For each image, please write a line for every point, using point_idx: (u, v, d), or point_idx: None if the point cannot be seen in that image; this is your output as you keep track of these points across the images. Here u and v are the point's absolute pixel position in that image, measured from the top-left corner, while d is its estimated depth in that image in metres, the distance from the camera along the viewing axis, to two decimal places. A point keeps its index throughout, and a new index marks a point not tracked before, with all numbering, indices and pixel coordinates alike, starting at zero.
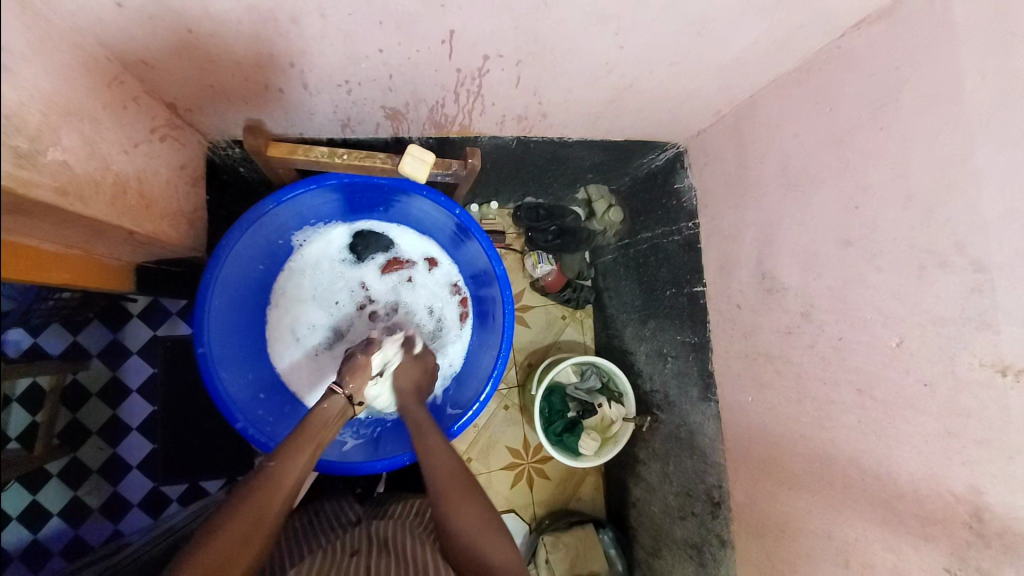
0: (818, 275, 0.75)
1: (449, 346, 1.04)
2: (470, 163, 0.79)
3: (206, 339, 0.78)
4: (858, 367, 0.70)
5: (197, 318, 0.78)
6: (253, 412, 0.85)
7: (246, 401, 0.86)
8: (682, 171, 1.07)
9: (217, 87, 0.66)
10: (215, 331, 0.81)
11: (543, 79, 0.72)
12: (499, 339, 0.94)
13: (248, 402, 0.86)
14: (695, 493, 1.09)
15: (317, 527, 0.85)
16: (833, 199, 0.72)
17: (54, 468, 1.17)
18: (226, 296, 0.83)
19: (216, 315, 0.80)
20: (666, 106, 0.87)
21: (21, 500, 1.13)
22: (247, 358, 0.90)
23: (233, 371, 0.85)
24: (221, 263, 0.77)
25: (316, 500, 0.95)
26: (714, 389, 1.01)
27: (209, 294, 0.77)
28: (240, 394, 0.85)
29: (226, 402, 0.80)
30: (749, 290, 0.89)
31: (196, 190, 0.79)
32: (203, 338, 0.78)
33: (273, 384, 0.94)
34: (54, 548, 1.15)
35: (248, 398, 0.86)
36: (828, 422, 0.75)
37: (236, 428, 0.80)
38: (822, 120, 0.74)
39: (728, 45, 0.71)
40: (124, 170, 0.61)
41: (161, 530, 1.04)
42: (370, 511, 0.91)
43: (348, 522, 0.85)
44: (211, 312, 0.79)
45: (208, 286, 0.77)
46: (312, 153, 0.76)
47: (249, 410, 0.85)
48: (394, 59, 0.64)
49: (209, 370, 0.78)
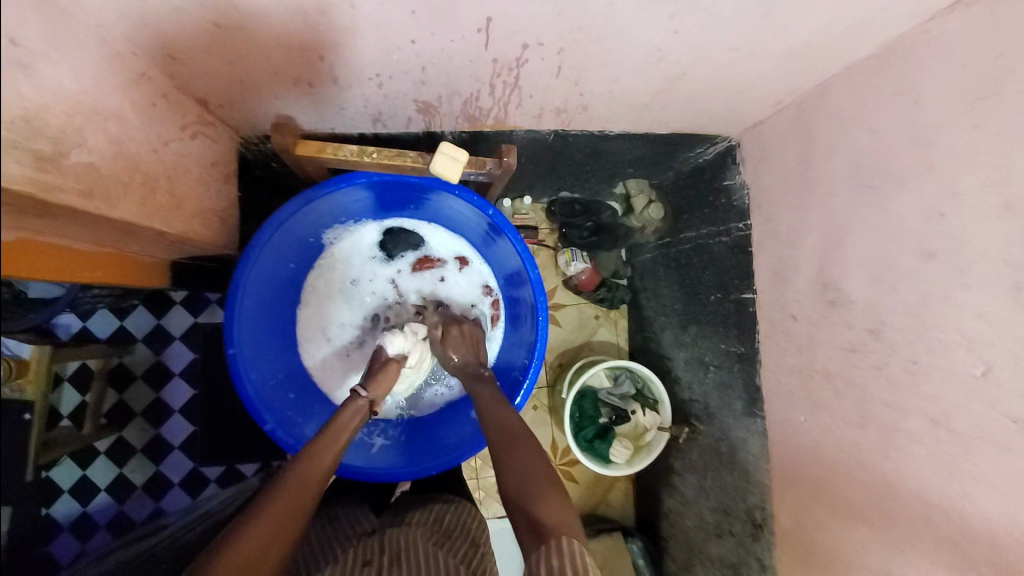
0: (892, 288, 0.67)
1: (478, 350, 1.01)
2: (505, 162, 0.75)
3: (236, 339, 0.78)
4: (934, 395, 0.62)
5: (227, 318, 0.77)
6: (284, 413, 0.85)
7: (278, 401, 0.86)
8: (734, 166, 0.98)
9: (247, 83, 0.64)
10: (246, 332, 0.81)
11: (586, 68, 0.67)
12: (531, 347, 0.90)
13: (279, 402, 0.86)
14: (734, 510, 1.03)
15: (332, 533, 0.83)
16: (915, 204, 0.63)
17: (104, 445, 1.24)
18: (257, 295, 0.83)
19: (246, 316, 0.80)
20: (720, 97, 0.79)
21: (73, 473, 1.23)
22: (277, 359, 0.89)
23: (264, 372, 0.85)
24: (252, 263, 0.77)
25: (339, 501, 0.94)
26: (761, 405, 0.94)
27: (240, 293, 0.77)
28: (271, 394, 0.85)
29: (255, 403, 0.80)
30: (807, 300, 0.81)
31: (228, 187, 0.78)
32: (233, 339, 0.78)
33: (304, 385, 0.93)
34: (101, 521, 1.22)
35: (278, 399, 0.86)
36: (895, 452, 0.67)
37: (265, 430, 0.80)
38: (905, 114, 0.65)
39: (798, 29, 0.63)
40: (152, 169, 0.59)
41: (199, 515, 1.06)
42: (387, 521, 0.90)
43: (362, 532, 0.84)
44: (241, 312, 0.79)
45: (238, 286, 0.77)
46: (341, 152, 0.72)
47: (279, 411, 0.84)
48: (427, 50, 0.60)
49: (239, 371, 0.78)
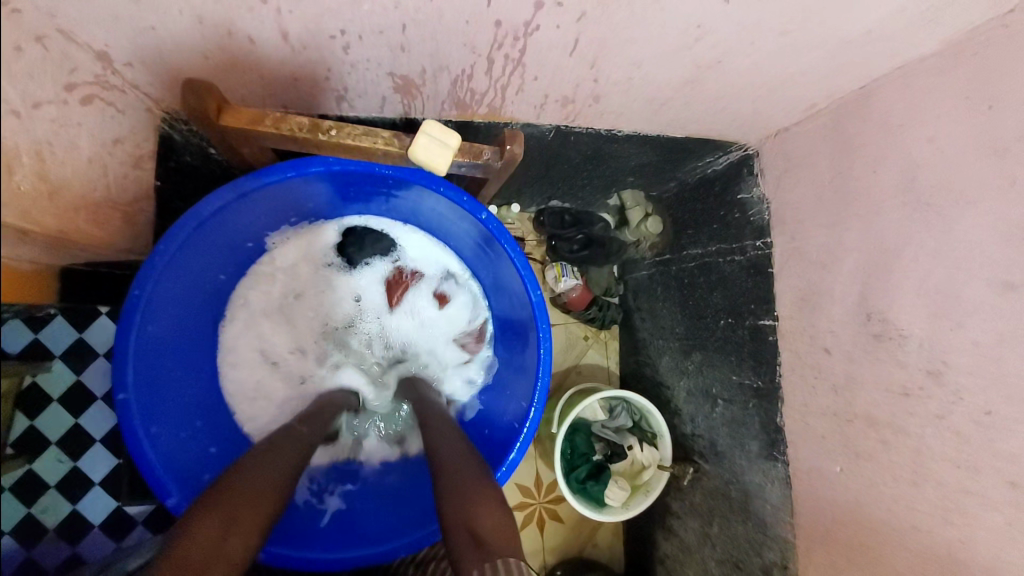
0: (960, 323, 0.56)
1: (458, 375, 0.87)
2: (509, 150, 0.61)
3: (127, 383, 0.62)
4: (1020, 453, 0.51)
5: (115, 357, 0.60)
6: (195, 476, 0.69)
7: (187, 456, 0.69)
8: (749, 178, 0.87)
9: (162, 31, 0.49)
10: (144, 371, 0.64)
11: (609, 45, 0.54)
12: (530, 380, 0.76)
13: (187, 458, 0.69)
14: (747, 565, 0.90)
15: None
16: (993, 224, 0.53)
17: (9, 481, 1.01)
18: (164, 321, 0.66)
19: (144, 351, 0.64)
20: (750, 96, 0.69)
21: None
22: (190, 401, 0.72)
23: (169, 419, 0.68)
24: (151, 282, 0.60)
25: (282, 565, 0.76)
26: (782, 448, 0.82)
27: (134, 322, 0.60)
28: (176, 448, 0.68)
29: (153, 466, 0.63)
30: (846, 331, 0.70)
31: (143, 174, 0.60)
32: (124, 382, 0.62)
33: (225, 433, 0.76)
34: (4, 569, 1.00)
35: (186, 456, 0.69)
36: (963, 519, 0.56)
37: (166, 499, 0.63)
38: (976, 119, 0.55)
39: (862, 12, 0.53)
40: (12, 141, 0.40)
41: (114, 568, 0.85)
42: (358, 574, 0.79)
43: None
44: (136, 344, 0.62)
45: (133, 309, 0.60)
46: (286, 125, 0.57)
47: (188, 473, 0.68)
48: (410, 2, 0.46)
49: (130, 423, 0.62)
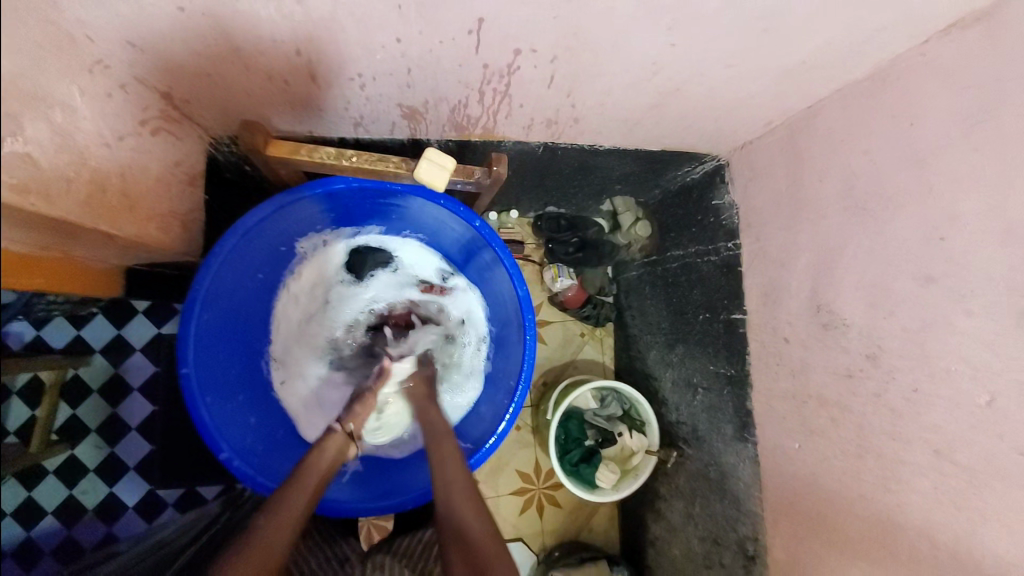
0: (889, 313, 0.65)
1: (461, 368, 0.97)
2: (494, 171, 0.72)
3: (190, 359, 0.72)
4: (937, 424, 0.60)
5: (181, 336, 0.71)
6: (242, 440, 0.79)
7: (237, 425, 0.80)
8: (722, 186, 0.97)
9: (216, 77, 0.60)
10: (202, 350, 0.75)
11: (579, 78, 0.64)
12: (518, 360, 0.85)
13: (238, 425, 0.80)
14: (724, 540, 0.98)
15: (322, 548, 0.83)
16: (912, 227, 0.62)
17: (53, 464, 1.14)
18: (218, 310, 0.77)
19: (203, 332, 0.74)
20: (712, 115, 0.78)
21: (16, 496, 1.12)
22: (238, 376, 0.83)
23: (221, 392, 0.78)
24: (210, 274, 0.71)
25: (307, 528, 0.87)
26: (752, 430, 0.91)
27: (196, 308, 0.71)
28: (228, 416, 0.78)
29: (210, 430, 0.74)
30: (800, 322, 0.79)
31: (194, 190, 0.72)
32: (187, 358, 0.72)
33: (266, 406, 0.87)
34: (47, 547, 1.12)
35: (236, 423, 0.79)
36: (895, 484, 0.64)
37: (220, 458, 0.74)
38: (899, 136, 0.64)
39: (794, 46, 0.62)
40: (102, 165, 0.52)
41: (154, 540, 0.96)
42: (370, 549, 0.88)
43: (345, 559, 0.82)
44: (197, 329, 0.73)
45: (196, 298, 0.71)
46: (316, 154, 0.69)
47: (236, 437, 0.78)
48: (413, 51, 0.57)
49: (193, 394, 0.72)
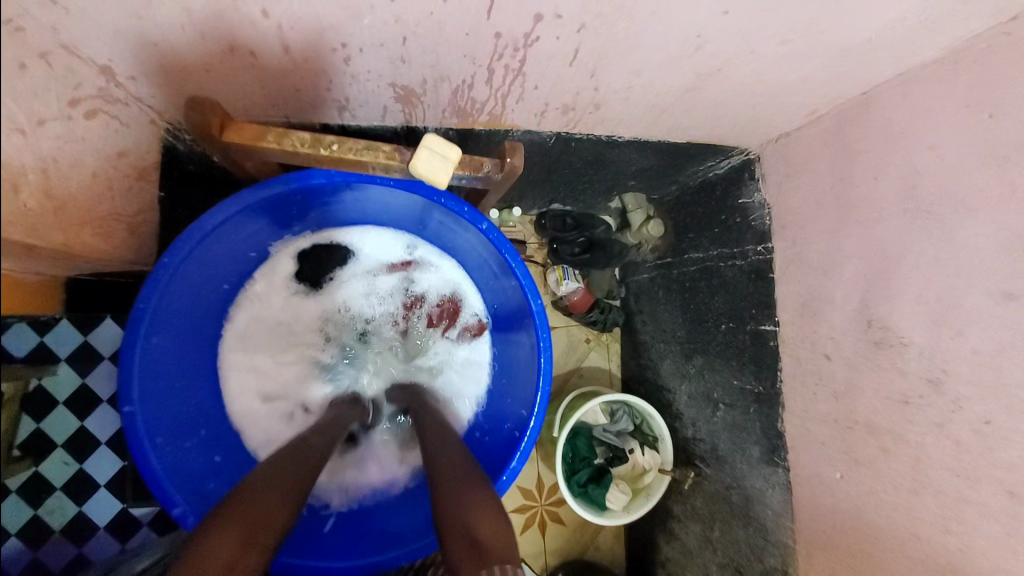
0: (959, 333, 0.56)
1: (463, 358, 0.89)
2: (507, 165, 0.62)
3: (132, 394, 0.62)
4: (1016, 462, 0.52)
5: (122, 367, 0.61)
6: (198, 486, 0.69)
7: (192, 469, 0.70)
8: (751, 183, 0.87)
9: (163, 47, 0.50)
10: (150, 383, 0.65)
11: (607, 56, 0.55)
12: (533, 350, 0.76)
13: (192, 470, 0.70)
14: (747, 569, 0.90)
15: None
16: (995, 233, 0.53)
17: (13, 486, 0.97)
18: (169, 334, 0.67)
19: (150, 360, 0.64)
20: (751, 102, 0.69)
21: None
22: (194, 410, 0.73)
23: (174, 431, 0.69)
24: (155, 293, 0.61)
25: None
26: (782, 454, 0.83)
27: (141, 331, 0.61)
28: (182, 459, 0.69)
29: (157, 477, 0.64)
30: (847, 338, 0.70)
31: (144, 185, 0.61)
32: (130, 394, 0.62)
33: (231, 443, 0.77)
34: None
35: (192, 467, 0.70)
36: (961, 526, 0.57)
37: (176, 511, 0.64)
38: (980, 126, 0.54)
39: (863, 19, 0.53)
40: (14, 163, 0.39)
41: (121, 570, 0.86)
42: None
43: None
44: (142, 357, 0.63)
45: (140, 321, 0.61)
46: (287, 142, 0.57)
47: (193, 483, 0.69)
48: (410, 16, 0.47)
49: (137, 435, 0.62)
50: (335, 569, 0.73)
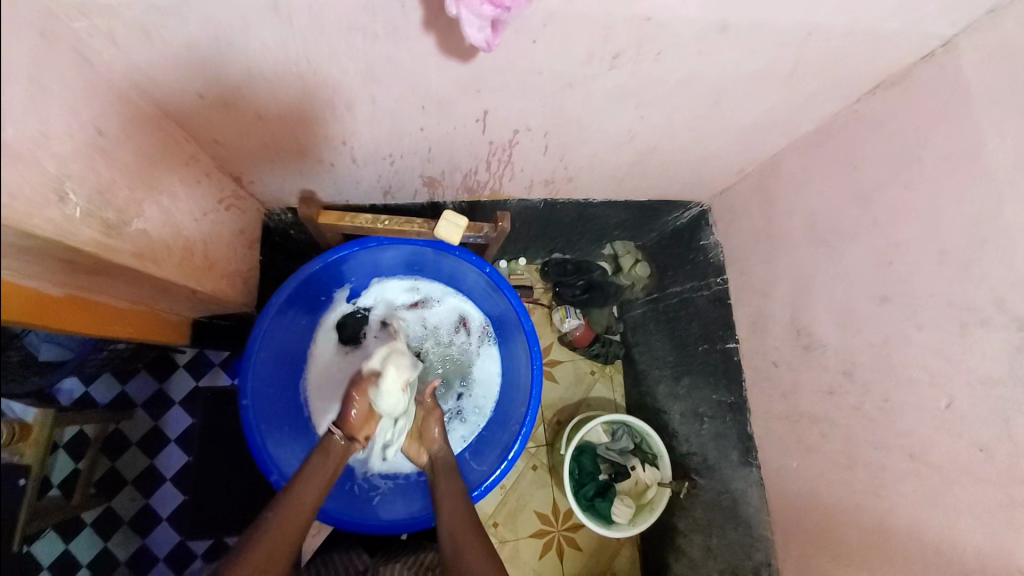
0: (857, 331, 0.72)
1: (479, 367, 1.06)
2: (500, 227, 0.83)
3: (249, 391, 0.82)
4: (909, 430, 0.64)
5: (241, 370, 0.82)
6: (288, 466, 0.87)
7: (283, 454, 0.88)
8: (708, 228, 1.08)
9: (277, 162, 0.74)
10: (258, 383, 0.85)
11: (569, 147, 0.78)
12: (529, 365, 0.94)
13: (283, 455, 0.88)
14: (742, 570, 0.98)
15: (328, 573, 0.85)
16: (864, 255, 0.71)
17: (90, 517, 1.16)
18: (271, 349, 0.88)
19: (260, 366, 0.85)
20: (688, 168, 0.91)
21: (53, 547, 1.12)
22: (286, 408, 0.93)
23: (272, 423, 0.88)
24: (269, 317, 0.82)
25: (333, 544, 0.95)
26: (755, 453, 0.95)
27: (256, 343, 0.82)
28: (277, 446, 0.87)
29: (263, 454, 0.82)
30: (785, 346, 0.86)
31: (252, 251, 0.86)
32: (247, 390, 0.82)
33: (308, 437, 0.96)
34: None
35: (284, 452, 0.88)
36: (882, 491, 0.68)
37: (271, 481, 0.82)
38: (845, 178, 0.74)
39: (744, 113, 0.76)
40: (192, 236, 0.68)
41: None
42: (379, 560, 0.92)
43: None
44: (255, 364, 0.84)
45: (256, 338, 0.82)
46: (358, 221, 0.82)
47: (284, 463, 0.87)
48: (433, 135, 0.71)
49: (250, 421, 0.82)
50: (347, 524, 0.85)
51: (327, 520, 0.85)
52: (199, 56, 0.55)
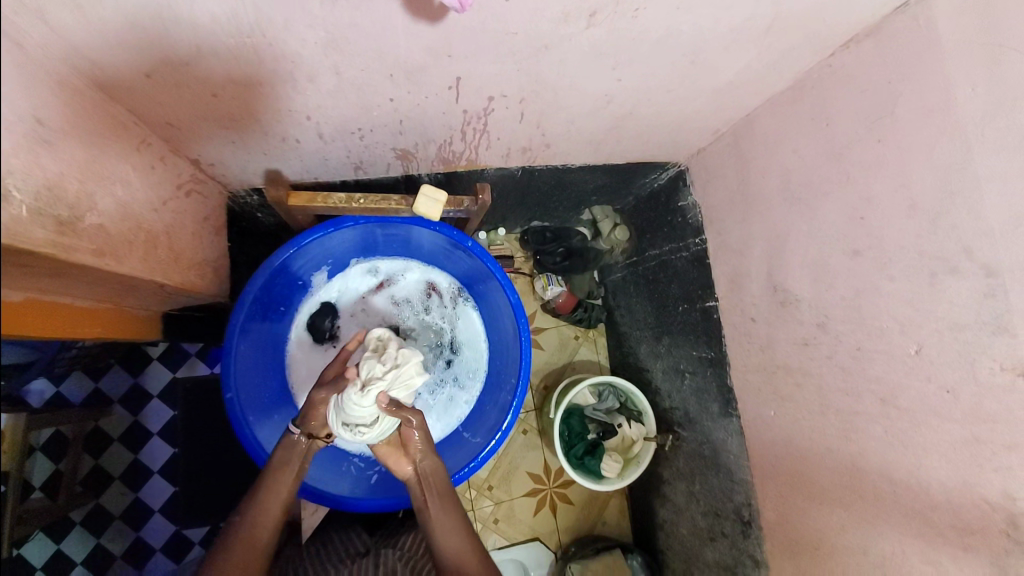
0: (831, 285, 0.74)
1: (462, 330, 1.08)
2: (481, 199, 0.82)
3: (232, 384, 0.80)
4: (879, 376, 0.68)
5: (222, 364, 0.79)
6: None
7: (275, 443, 0.87)
8: (685, 189, 1.08)
9: (238, 142, 0.69)
10: (240, 375, 0.83)
11: (545, 112, 0.76)
12: (516, 337, 0.94)
13: (275, 445, 0.87)
14: (724, 512, 1.05)
15: (327, 556, 0.88)
16: (837, 210, 0.72)
17: (78, 515, 1.15)
18: (249, 340, 0.85)
19: (241, 358, 0.82)
20: (665, 130, 0.90)
21: (44, 550, 1.11)
22: (271, 398, 0.91)
23: (259, 414, 0.86)
24: (245, 305, 0.79)
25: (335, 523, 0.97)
26: (734, 404, 1.00)
27: (235, 335, 0.80)
28: (268, 436, 0.86)
29: (256, 445, 0.81)
30: (762, 302, 0.89)
31: (219, 238, 0.83)
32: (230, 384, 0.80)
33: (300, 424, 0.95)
34: None
35: (276, 441, 0.87)
36: (854, 434, 0.72)
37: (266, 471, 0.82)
38: (819, 134, 0.75)
39: (721, 71, 0.74)
40: (154, 227, 0.64)
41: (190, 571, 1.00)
42: (379, 541, 0.93)
43: (355, 554, 0.88)
44: (235, 357, 0.81)
45: (234, 329, 0.79)
46: (331, 200, 0.79)
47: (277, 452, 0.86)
48: (404, 106, 0.68)
49: (237, 414, 0.80)
50: (351, 505, 0.86)
51: (332, 503, 0.86)
52: (141, 30, 0.49)
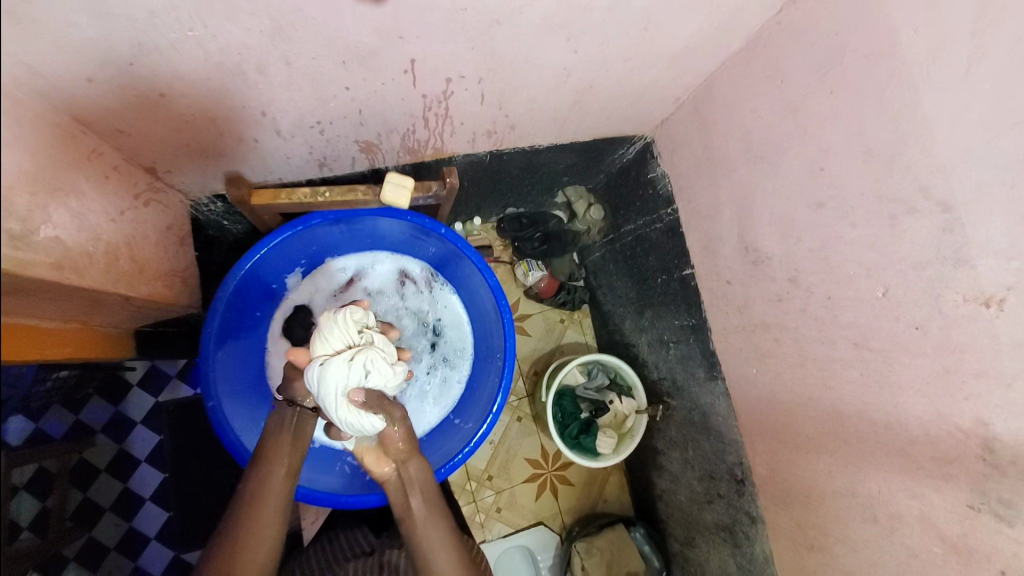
0: (798, 239, 0.76)
1: (442, 313, 1.07)
2: (448, 183, 0.81)
3: (214, 392, 0.80)
4: (850, 321, 0.70)
5: (201, 373, 0.79)
6: None
7: None
8: (653, 161, 1.10)
9: (193, 146, 0.68)
10: (221, 382, 0.83)
11: (506, 91, 0.75)
12: (497, 313, 0.94)
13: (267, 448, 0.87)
14: (719, 474, 1.07)
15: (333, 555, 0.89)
16: (798, 164, 0.74)
17: None
18: (226, 348, 0.85)
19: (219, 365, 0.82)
20: (627, 102, 0.91)
21: None
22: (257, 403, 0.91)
23: (246, 419, 0.86)
24: (217, 312, 0.79)
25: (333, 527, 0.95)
26: (719, 367, 1.01)
27: (210, 343, 0.79)
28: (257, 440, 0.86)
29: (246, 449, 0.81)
30: (735, 264, 0.91)
31: (185, 249, 0.81)
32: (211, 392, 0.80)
33: None
34: None
35: None
36: (832, 380, 0.75)
37: None
38: (775, 92, 0.77)
39: (675, 36, 0.75)
40: (113, 238, 0.62)
41: None
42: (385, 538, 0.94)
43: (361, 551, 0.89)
44: (213, 364, 0.81)
45: (208, 337, 0.79)
46: (295, 196, 0.78)
47: None
48: (361, 94, 0.67)
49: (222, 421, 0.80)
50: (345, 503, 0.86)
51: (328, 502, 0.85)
52: (75, 30, 0.48)
